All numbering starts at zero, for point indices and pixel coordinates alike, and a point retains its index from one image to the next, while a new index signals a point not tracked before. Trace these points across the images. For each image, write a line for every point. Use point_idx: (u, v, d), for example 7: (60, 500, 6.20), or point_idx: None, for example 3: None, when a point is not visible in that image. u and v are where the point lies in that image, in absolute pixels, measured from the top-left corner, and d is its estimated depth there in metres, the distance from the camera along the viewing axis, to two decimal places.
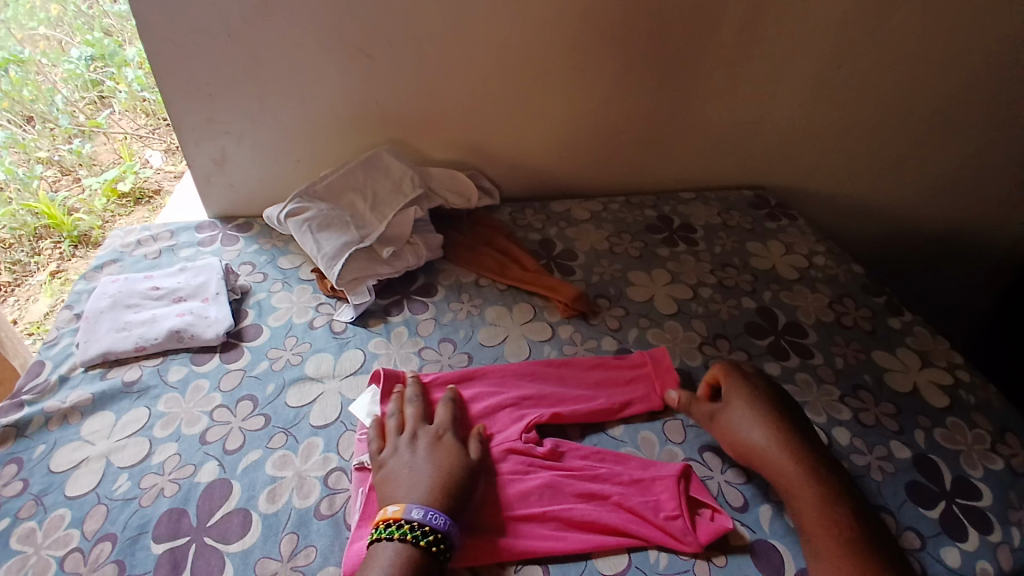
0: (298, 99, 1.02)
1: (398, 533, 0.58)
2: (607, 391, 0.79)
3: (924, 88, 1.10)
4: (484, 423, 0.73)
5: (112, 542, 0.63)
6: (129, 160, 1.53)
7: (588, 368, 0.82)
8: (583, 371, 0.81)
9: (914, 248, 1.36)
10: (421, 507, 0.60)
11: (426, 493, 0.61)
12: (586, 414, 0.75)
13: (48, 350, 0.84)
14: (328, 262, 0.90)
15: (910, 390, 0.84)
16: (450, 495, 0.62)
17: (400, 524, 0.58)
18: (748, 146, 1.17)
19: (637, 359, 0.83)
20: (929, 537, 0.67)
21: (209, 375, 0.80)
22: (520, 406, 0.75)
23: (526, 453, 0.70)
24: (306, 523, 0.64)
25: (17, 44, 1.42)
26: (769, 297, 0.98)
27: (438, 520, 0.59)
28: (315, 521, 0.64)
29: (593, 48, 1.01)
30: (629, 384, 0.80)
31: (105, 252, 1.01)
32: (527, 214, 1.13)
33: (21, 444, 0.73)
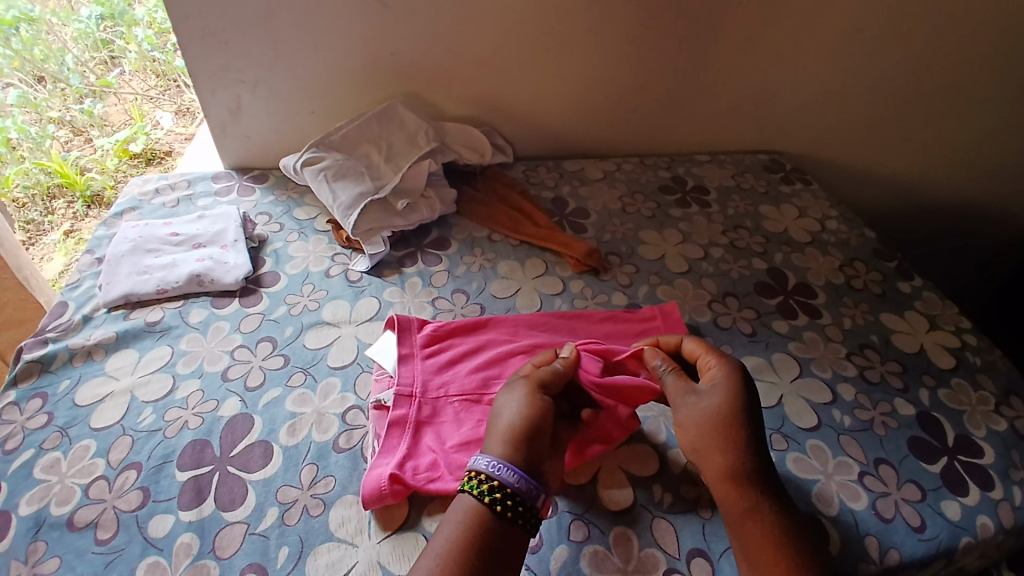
0: (314, 48, 1.02)
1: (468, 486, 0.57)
2: (617, 343, 0.80)
3: (948, 54, 1.08)
4: (496, 368, 0.74)
5: (137, 470, 0.66)
6: (140, 121, 1.54)
7: (598, 320, 0.83)
8: (594, 323, 0.83)
9: (926, 219, 1.35)
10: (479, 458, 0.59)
11: (501, 444, 0.60)
12: None
13: (71, 292, 0.86)
14: (345, 211, 0.92)
15: (917, 351, 0.85)
16: (524, 446, 0.59)
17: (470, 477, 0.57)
18: (765, 110, 1.16)
19: (648, 313, 0.84)
20: (930, 490, 0.69)
21: (229, 318, 0.82)
22: (532, 353, 0.76)
23: None
24: (325, 455, 0.67)
25: (28, 2, 1.41)
26: (780, 259, 0.98)
27: (512, 472, 0.57)
28: (334, 454, 0.67)
29: (610, 3, 0.99)
30: (638, 336, 0.81)
31: (124, 200, 1.02)
32: (540, 172, 1.13)
33: (46, 379, 0.75)
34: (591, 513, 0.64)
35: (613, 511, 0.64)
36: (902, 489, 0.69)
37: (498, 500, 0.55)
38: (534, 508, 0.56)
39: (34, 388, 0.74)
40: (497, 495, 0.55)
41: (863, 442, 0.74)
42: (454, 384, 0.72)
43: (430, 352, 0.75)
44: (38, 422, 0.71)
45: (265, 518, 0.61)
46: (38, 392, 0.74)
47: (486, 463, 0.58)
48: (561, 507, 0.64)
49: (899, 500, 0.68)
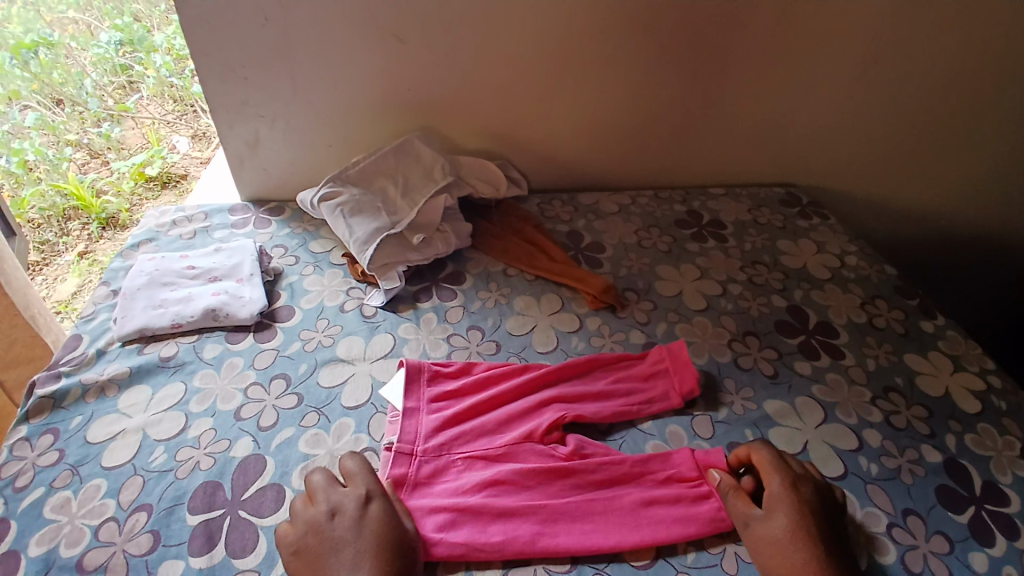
0: (332, 83, 1.03)
1: None
2: (627, 391, 0.79)
3: (964, 88, 1.08)
4: (505, 425, 0.73)
5: (147, 513, 0.64)
6: (156, 144, 1.56)
7: (607, 364, 0.82)
8: (602, 369, 0.81)
9: (944, 251, 1.33)
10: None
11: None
12: (605, 418, 0.75)
13: (86, 325, 0.86)
14: (361, 246, 0.92)
15: (943, 394, 0.83)
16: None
17: None
18: (778, 142, 1.16)
19: (654, 355, 0.83)
20: (958, 542, 0.67)
21: (243, 354, 0.82)
22: (542, 408, 0.75)
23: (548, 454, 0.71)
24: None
25: (46, 26, 1.48)
26: (800, 296, 0.97)
27: None
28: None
29: (623, 39, 1.00)
30: (647, 382, 0.80)
31: (140, 231, 1.02)
32: (555, 205, 1.13)
33: (58, 415, 0.74)
34: (613, 568, 0.61)
35: (637, 566, 0.62)
36: (930, 541, 0.66)
37: None
38: None
39: (46, 424, 0.73)
40: None
41: (890, 490, 0.71)
42: (461, 441, 0.71)
43: (439, 403, 0.75)
44: (47, 460, 0.70)
45: (275, 566, 0.59)
46: (48, 428, 0.73)
47: None
48: (581, 560, 0.62)
49: (928, 552, 0.65)
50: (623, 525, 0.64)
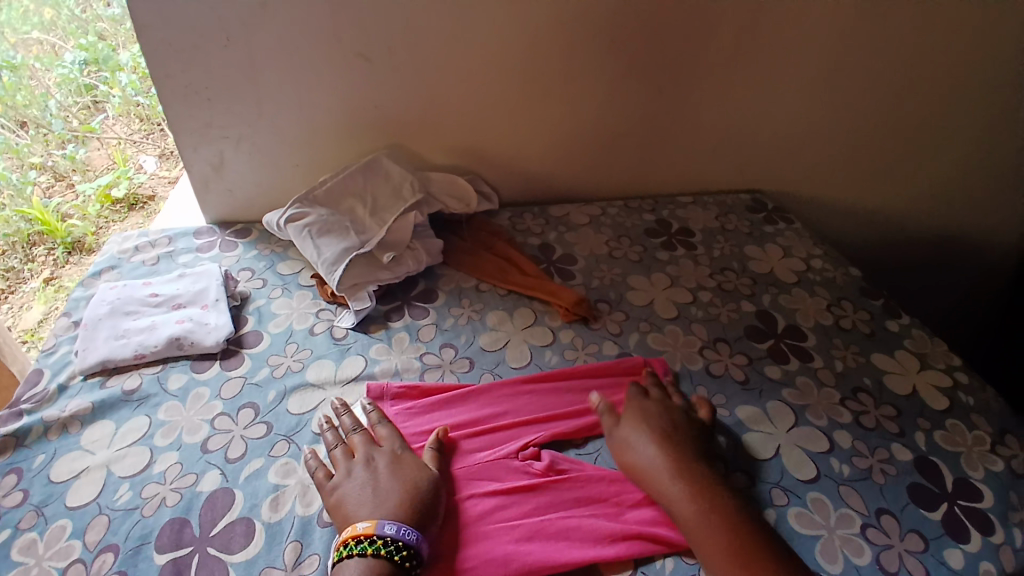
0: (297, 103, 1.02)
1: (370, 549, 0.59)
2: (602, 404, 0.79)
3: (918, 92, 1.11)
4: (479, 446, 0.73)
5: (114, 553, 0.62)
6: (123, 165, 1.53)
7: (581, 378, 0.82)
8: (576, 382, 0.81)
9: (909, 250, 1.37)
10: (394, 523, 0.61)
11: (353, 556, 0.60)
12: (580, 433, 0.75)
13: (46, 358, 0.83)
14: (329, 267, 0.91)
15: (910, 393, 0.84)
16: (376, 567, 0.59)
17: (371, 540, 0.59)
18: (744, 150, 1.18)
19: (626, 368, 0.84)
20: (932, 539, 0.68)
21: (209, 383, 0.80)
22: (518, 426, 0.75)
23: (525, 470, 0.70)
24: (308, 534, 0.63)
25: (10, 48, 1.44)
26: (768, 301, 0.98)
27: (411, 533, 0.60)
28: (317, 531, 0.64)
29: (588, 53, 1.01)
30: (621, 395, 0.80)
31: (103, 259, 1.00)
32: (526, 219, 1.13)
33: (21, 453, 0.72)
34: None
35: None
36: (905, 539, 0.68)
37: (403, 557, 0.58)
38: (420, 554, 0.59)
39: (8, 463, 0.71)
40: (403, 553, 0.59)
41: (863, 492, 0.72)
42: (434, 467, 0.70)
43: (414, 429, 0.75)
44: (12, 500, 0.67)
45: None
46: (12, 467, 0.70)
47: (402, 530, 0.60)
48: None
49: (903, 552, 0.66)
50: (599, 541, 0.63)
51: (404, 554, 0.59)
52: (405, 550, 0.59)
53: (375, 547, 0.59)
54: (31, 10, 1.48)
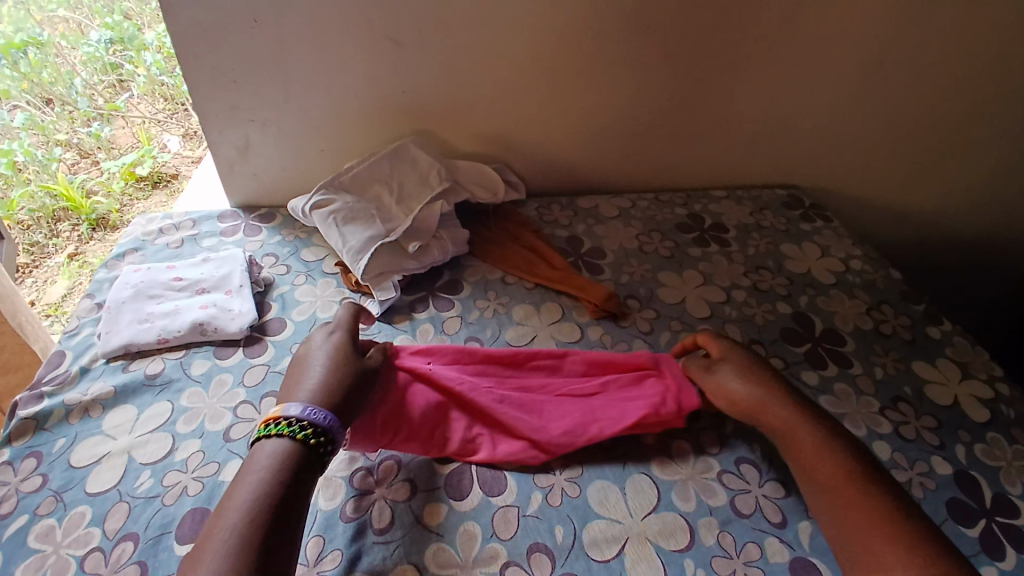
0: (324, 87, 1.00)
1: (276, 430, 0.60)
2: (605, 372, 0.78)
3: (968, 90, 1.06)
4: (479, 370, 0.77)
5: (134, 542, 0.61)
6: (147, 144, 1.54)
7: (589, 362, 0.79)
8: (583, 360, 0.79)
9: (945, 253, 1.32)
10: (300, 405, 0.63)
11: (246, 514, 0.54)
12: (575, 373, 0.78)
13: (69, 340, 0.83)
14: (354, 256, 0.89)
15: (951, 404, 0.81)
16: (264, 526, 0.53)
17: (278, 423, 0.61)
18: (782, 143, 1.13)
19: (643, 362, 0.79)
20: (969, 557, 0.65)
21: (232, 370, 0.79)
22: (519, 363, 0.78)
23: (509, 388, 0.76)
24: (364, 534, 0.62)
25: (36, 26, 1.43)
26: (805, 302, 0.94)
27: (323, 416, 0.62)
28: (373, 534, 0.62)
29: (622, 41, 0.97)
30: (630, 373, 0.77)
31: (127, 240, 0.99)
32: (553, 210, 1.10)
33: (41, 437, 0.71)
34: None
35: None
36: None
37: (309, 435, 0.60)
38: (334, 438, 0.62)
39: (28, 447, 0.70)
40: (308, 432, 0.60)
41: None
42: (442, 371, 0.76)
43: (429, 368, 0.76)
44: (31, 485, 0.67)
45: None
46: (32, 451, 0.70)
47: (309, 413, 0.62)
48: None
49: None
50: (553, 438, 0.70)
51: (313, 434, 0.61)
52: (315, 432, 0.61)
53: (293, 430, 0.60)
54: None
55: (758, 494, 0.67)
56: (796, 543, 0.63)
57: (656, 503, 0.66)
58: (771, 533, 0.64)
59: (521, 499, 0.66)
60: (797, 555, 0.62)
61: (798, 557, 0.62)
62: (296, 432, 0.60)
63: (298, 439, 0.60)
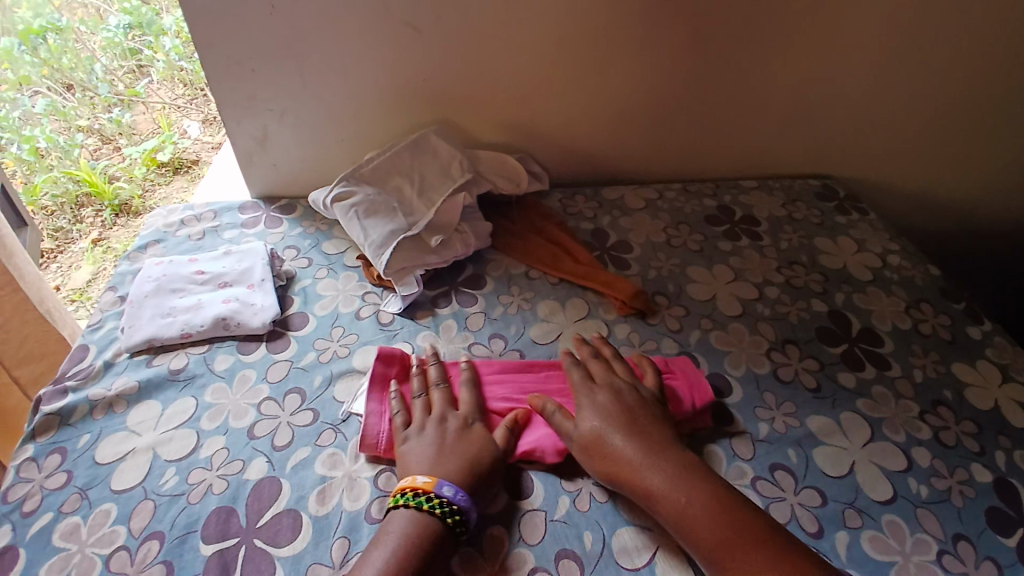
0: (343, 75, 0.98)
1: (416, 502, 0.59)
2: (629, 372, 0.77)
3: (1014, 75, 1.00)
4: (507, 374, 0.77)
5: (160, 541, 0.61)
6: (168, 130, 1.52)
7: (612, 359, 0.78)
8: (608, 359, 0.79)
9: (985, 245, 1.26)
10: (452, 485, 0.61)
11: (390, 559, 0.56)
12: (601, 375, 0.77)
13: (93, 334, 0.83)
14: (377, 250, 0.87)
15: (992, 408, 0.77)
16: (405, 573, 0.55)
17: (428, 496, 0.60)
18: (816, 131, 1.09)
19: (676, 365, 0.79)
20: (1007, 568, 0.62)
21: (255, 366, 0.78)
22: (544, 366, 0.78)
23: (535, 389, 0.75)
24: None
25: (55, 11, 1.48)
26: (841, 300, 0.91)
27: (464, 493, 0.61)
28: None
29: (649, 24, 0.94)
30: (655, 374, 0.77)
31: (148, 232, 0.99)
32: (578, 201, 1.07)
33: (65, 433, 0.71)
34: None
35: None
36: (980, 567, 0.62)
37: (450, 515, 0.59)
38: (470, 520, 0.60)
39: (52, 443, 0.70)
40: (450, 512, 0.59)
41: (941, 514, 0.66)
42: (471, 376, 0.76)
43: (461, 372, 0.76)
44: (56, 482, 0.67)
45: None
46: (56, 447, 0.70)
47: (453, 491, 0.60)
48: None
49: None
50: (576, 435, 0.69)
51: (456, 517, 0.59)
52: (459, 515, 0.59)
53: (428, 504, 0.59)
54: None
55: (794, 501, 0.66)
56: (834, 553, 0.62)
57: None
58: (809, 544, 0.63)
59: (548, 503, 0.64)
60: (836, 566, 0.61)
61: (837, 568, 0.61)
62: (432, 506, 0.59)
63: (434, 514, 0.59)
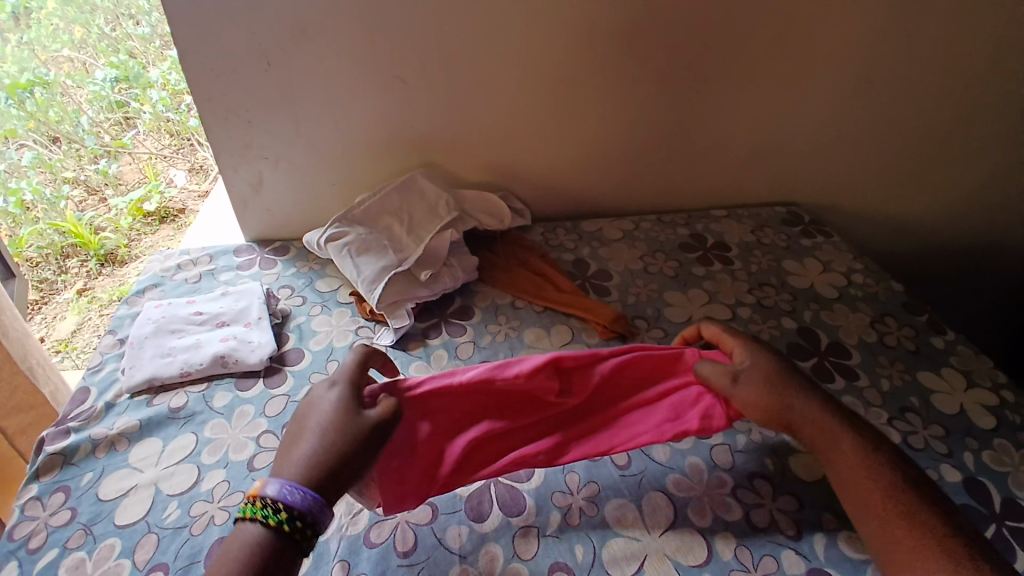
0: (334, 123, 1.04)
1: (249, 511, 0.56)
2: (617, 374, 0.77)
3: (955, 105, 1.09)
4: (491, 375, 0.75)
5: (164, 572, 0.63)
6: (154, 179, 1.57)
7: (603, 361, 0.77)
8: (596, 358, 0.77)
9: (943, 263, 1.34)
10: (283, 484, 0.57)
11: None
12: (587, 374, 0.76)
13: (93, 376, 0.85)
14: (369, 285, 0.91)
15: (958, 412, 0.82)
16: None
17: (257, 502, 0.56)
18: (779, 162, 1.16)
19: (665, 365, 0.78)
20: None
21: (253, 401, 0.81)
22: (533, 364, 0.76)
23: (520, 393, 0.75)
24: (388, 558, 0.64)
25: (41, 65, 1.46)
26: (809, 317, 0.96)
27: (301, 494, 0.57)
28: (396, 558, 0.64)
29: (619, 69, 1.01)
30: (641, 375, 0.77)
31: (145, 277, 1.02)
32: (559, 234, 1.13)
33: (69, 472, 0.73)
34: None
35: None
36: None
37: (282, 518, 0.55)
38: (313, 521, 0.56)
39: (56, 482, 0.72)
40: (281, 514, 0.55)
41: None
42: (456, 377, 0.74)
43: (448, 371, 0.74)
44: (60, 519, 0.68)
45: None
46: (60, 486, 0.72)
47: (286, 493, 0.56)
48: None
49: None
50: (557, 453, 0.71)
51: (295, 522, 0.55)
52: (297, 520, 0.55)
53: (262, 511, 0.56)
54: (60, 28, 1.48)
55: (772, 507, 0.69)
56: (813, 555, 0.64)
57: (673, 519, 0.67)
58: (786, 545, 0.65)
59: (542, 519, 0.67)
60: (812, 566, 0.63)
61: (813, 567, 0.63)
62: (265, 512, 0.55)
63: (269, 520, 0.55)
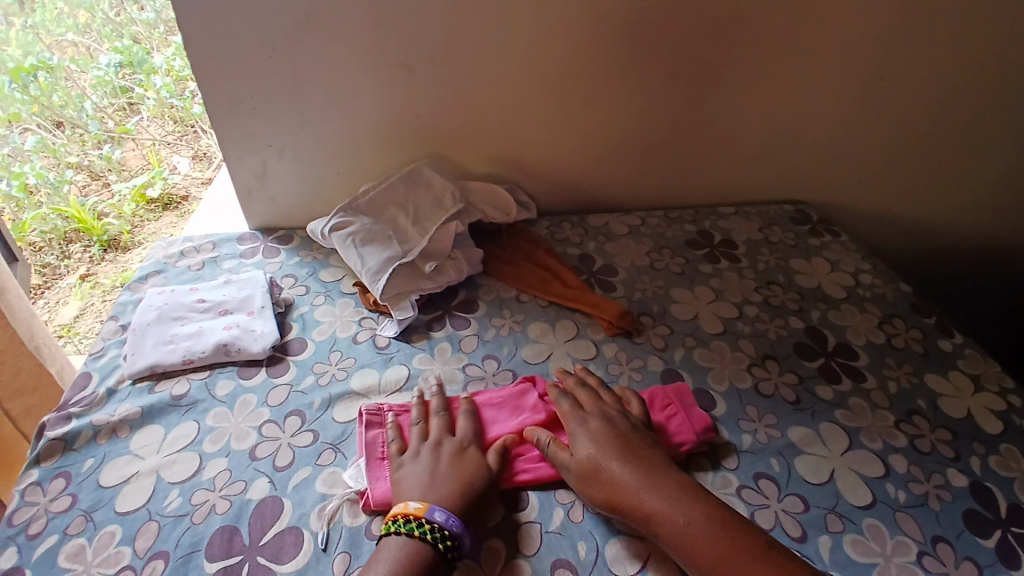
0: (340, 112, 1.03)
1: (414, 529, 0.60)
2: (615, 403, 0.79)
3: (968, 105, 1.08)
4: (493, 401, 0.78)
5: (164, 560, 0.62)
6: (157, 165, 1.56)
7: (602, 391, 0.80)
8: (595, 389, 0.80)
9: (950, 263, 1.33)
10: (445, 510, 0.62)
11: None
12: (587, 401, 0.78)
13: (94, 362, 0.85)
14: (373, 277, 0.91)
15: (965, 415, 0.81)
16: None
17: (420, 522, 0.61)
18: (788, 159, 1.15)
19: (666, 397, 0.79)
20: (987, 567, 0.65)
21: (256, 390, 0.80)
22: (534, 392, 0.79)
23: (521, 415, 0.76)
24: None
25: (45, 49, 1.49)
26: (817, 317, 0.96)
27: (456, 521, 0.61)
28: None
29: (628, 63, 1.00)
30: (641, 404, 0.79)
31: (148, 263, 1.01)
32: (564, 228, 1.12)
33: (69, 457, 0.73)
34: None
35: None
36: (960, 567, 0.65)
37: (443, 541, 0.59)
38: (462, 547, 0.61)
39: (56, 468, 0.72)
40: (443, 537, 0.60)
41: (920, 518, 0.69)
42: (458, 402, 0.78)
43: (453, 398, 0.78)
44: (60, 505, 0.68)
45: None
46: (60, 471, 0.71)
47: (448, 519, 0.61)
48: None
49: None
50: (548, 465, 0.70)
51: (450, 543, 0.60)
52: (451, 539, 0.60)
53: (423, 529, 0.60)
54: (65, 13, 1.52)
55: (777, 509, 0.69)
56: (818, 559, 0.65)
57: None
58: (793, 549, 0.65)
59: (545, 515, 0.67)
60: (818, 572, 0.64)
61: None
62: (426, 531, 0.60)
63: (430, 540, 0.60)
